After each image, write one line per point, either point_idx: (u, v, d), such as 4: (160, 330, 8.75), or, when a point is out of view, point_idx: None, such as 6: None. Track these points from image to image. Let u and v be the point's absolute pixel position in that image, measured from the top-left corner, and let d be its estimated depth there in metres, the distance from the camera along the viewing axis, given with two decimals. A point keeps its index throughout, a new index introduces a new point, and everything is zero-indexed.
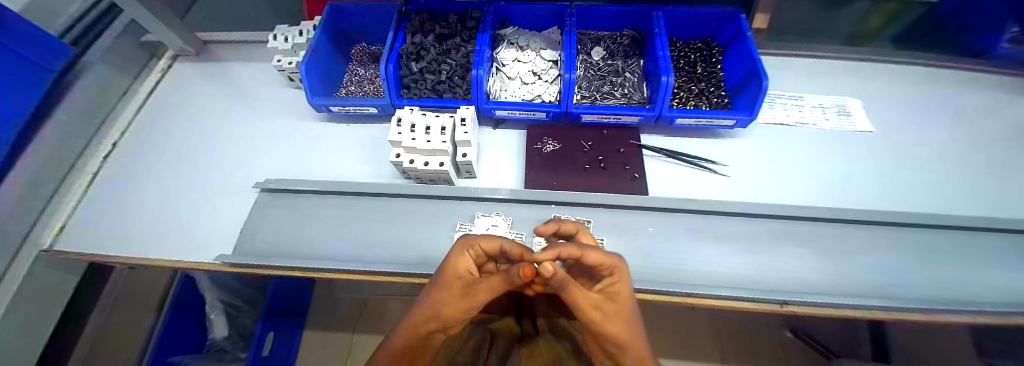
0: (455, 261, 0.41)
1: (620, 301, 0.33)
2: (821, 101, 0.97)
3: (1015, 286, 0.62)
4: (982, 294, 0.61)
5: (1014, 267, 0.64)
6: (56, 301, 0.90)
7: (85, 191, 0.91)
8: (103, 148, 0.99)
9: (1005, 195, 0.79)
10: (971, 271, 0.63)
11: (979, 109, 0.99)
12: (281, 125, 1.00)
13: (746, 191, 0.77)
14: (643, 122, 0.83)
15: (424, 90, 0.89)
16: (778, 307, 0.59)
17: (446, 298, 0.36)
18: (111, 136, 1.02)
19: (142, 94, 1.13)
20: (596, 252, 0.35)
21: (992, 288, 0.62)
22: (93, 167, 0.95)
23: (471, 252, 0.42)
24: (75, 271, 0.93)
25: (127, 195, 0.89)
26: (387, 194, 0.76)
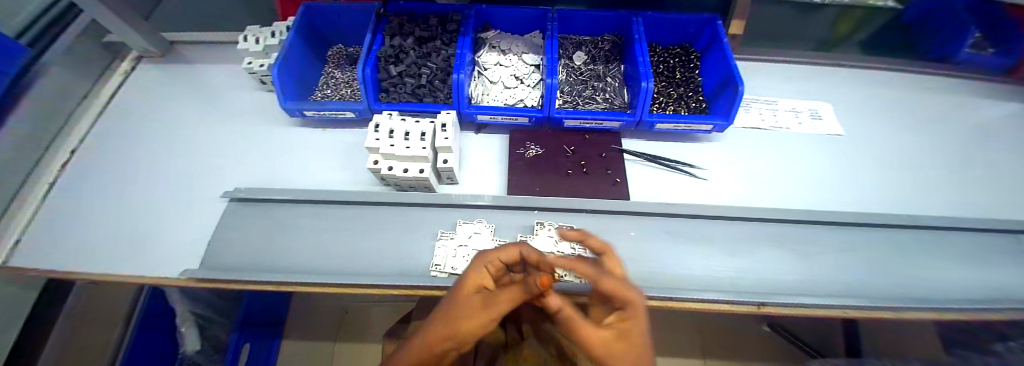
0: (473, 276, 0.42)
1: (630, 339, 0.35)
2: (795, 104, 1.00)
3: (971, 281, 0.65)
4: (944, 290, 0.64)
5: (970, 263, 0.67)
6: (8, 320, 0.83)
7: (42, 201, 0.83)
8: (62, 154, 0.92)
9: (962, 194, 0.84)
10: (932, 268, 0.67)
11: (938, 112, 1.05)
12: (255, 131, 0.96)
13: (724, 194, 0.79)
14: (624, 126, 0.84)
15: (403, 94, 0.86)
16: (756, 309, 0.61)
17: (468, 313, 0.38)
18: (70, 143, 0.94)
19: (103, 97, 1.05)
20: (612, 280, 0.37)
21: (954, 285, 0.65)
22: (51, 176, 0.87)
23: (489, 266, 0.44)
24: (28, 287, 0.86)
25: (86, 207, 0.82)
26: (365, 203, 0.74)
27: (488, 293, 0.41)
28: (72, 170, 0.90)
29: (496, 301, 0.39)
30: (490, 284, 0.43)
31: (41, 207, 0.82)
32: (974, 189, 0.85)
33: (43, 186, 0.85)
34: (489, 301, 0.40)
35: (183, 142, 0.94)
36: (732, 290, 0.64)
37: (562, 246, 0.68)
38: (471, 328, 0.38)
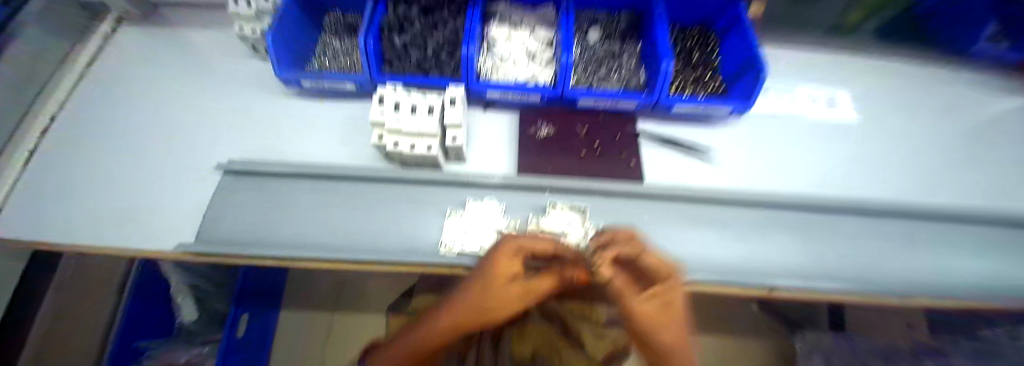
0: (500, 266, 0.43)
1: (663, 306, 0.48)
2: (812, 91, 0.99)
3: (972, 271, 0.66)
4: (946, 279, 0.65)
5: (975, 253, 0.68)
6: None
7: (22, 169, 0.78)
8: (42, 119, 0.86)
9: (969, 186, 0.84)
10: (937, 257, 0.67)
11: (949, 104, 1.04)
12: (249, 102, 0.90)
13: (738, 179, 0.77)
14: (640, 108, 0.81)
15: (408, 67, 0.82)
16: (767, 293, 0.60)
17: (501, 294, 0.45)
18: (48, 108, 0.87)
19: (82, 60, 0.98)
20: (655, 257, 0.46)
21: (957, 276, 0.66)
22: (32, 142, 0.82)
23: (519, 253, 0.46)
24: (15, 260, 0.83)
25: (66, 176, 0.77)
26: (369, 178, 0.70)
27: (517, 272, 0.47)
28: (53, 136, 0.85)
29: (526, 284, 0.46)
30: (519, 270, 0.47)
31: (22, 174, 0.77)
32: (980, 181, 0.86)
33: (24, 152, 0.80)
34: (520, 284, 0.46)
35: (171, 112, 0.89)
36: (745, 275, 0.63)
37: (574, 226, 0.66)
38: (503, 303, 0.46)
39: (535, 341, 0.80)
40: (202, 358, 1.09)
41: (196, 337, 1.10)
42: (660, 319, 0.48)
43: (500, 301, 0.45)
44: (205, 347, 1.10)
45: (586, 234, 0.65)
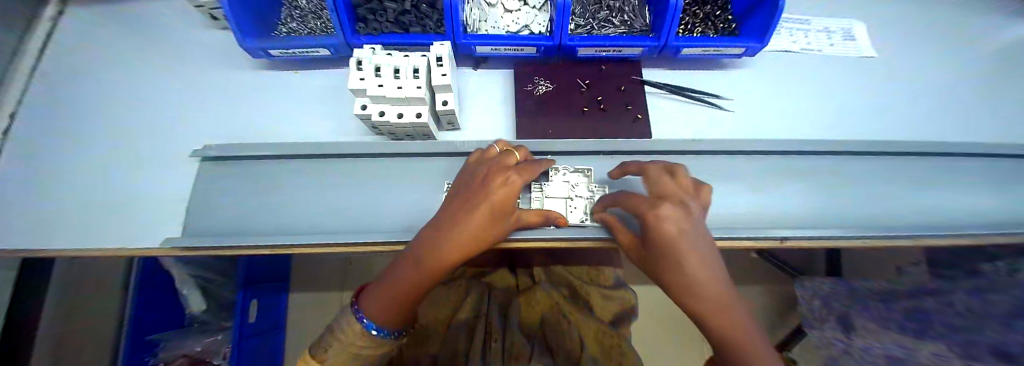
0: (478, 192, 0.48)
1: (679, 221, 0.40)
2: (827, 24, 0.90)
3: (975, 203, 0.67)
4: (951, 214, 0.66)
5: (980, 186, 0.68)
6: None
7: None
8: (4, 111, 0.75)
9: (985, 117, 0.81)
10: (945, 192, 0.67)
11: (973, 29, 0.97)
12: (217, 78, 0.81)
13: (750, 128, 0.74)
14: (645, 54, 0.74)
15: (384, 23, 0.72)
16: (779, 242, 0.61)
17: (457, 222, 0.46)
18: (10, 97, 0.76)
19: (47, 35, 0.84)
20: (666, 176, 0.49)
21: (965, 213, 0.66)
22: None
23: (490, 184, 0.48)
24: None
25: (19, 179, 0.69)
26: (360, 154, 0.65)
27: (523, 182, 0.50)
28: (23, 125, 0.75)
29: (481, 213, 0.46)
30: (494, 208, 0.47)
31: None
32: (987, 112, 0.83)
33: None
34: (488, 218, 0.47)
35: (135, 96, 0.79)
36: (749, 225, 0.63)
37: (578, 190, 0.65)
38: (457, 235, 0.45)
39: (543, 306, 0.81)
40: (219, 345, 1.07)
41: (211, 324, 1.08)
42: (686, 234, 0.38)
43: (499, 193, 0.47)
44: (219, 334, 1.08)
45: (592, 196, 0.64)
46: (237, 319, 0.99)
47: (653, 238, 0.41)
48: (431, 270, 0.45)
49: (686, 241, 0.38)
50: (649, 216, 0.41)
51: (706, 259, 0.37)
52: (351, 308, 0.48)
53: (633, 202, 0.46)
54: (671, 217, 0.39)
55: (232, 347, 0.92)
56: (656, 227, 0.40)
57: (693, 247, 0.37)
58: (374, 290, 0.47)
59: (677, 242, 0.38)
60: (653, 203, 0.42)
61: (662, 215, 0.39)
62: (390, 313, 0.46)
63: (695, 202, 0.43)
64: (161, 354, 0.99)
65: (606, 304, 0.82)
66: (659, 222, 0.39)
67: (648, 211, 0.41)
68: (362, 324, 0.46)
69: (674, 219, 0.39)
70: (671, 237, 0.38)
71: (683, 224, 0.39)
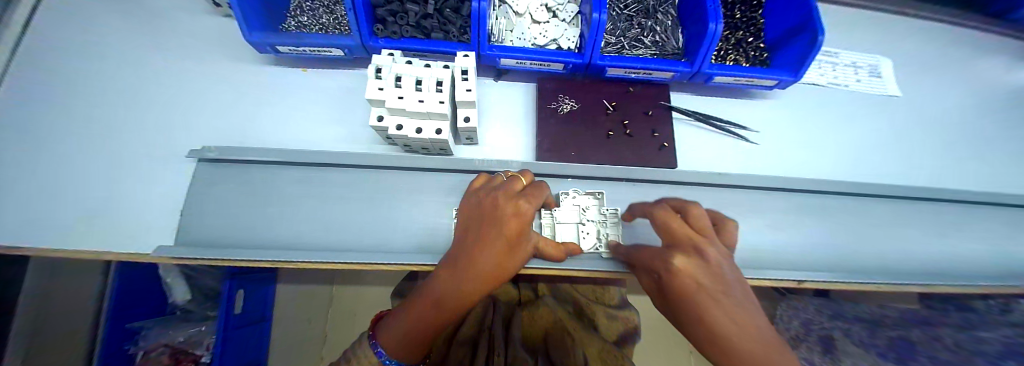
0: (485, 226, 0.47)
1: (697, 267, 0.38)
2: (855, 58, 0.92)
3: (962, 252, 0.72)
4: (937, 261, 0.71)
5: (967, 237, 0.73)
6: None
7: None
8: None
9: (982, 168, 0.85)
10: (937, 240, 0.72)
11: (987, 76, 0.99)
12: (219, 70, 0.76)
13: (771, 162, 0.74)
14: (675, 78, 0.71)
15: (404, 26, 0.68)
16: (797, 284, 0.61)
17: (469, 258, 0.46)
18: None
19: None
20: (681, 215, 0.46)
21: (950, 261, 0.71)
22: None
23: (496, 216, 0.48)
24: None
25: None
26: (373, 166, 0.62)
27: (534, 210, 0.48)
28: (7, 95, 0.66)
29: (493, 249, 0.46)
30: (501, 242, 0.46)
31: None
32: (978, 162, 0.86)
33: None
34: (499, 256, 0.47)
35: (127, 81, 0.73)
36: (755, 264, 0.63)
37: (589, 213, 0.63)
38: (470, 271, 0.46)
39: (545, 321, 0.77)
40: (203, 336, 1.01)
41: (195, 314, 1.03)
42: (707, 288, 0.36)
43: (512, 226, 0.46)
44: (204, 324, 1.03)
45: (603, 219, 0.62)
46: (220, 310, 0.87)
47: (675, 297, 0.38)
48: (451, 305, 0.46)
49: (708, 302, 0.35)
50: (666, 271, 0.40)
51: (737, 318, 0.34)
52: (368, 340, 0.51)
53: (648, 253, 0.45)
54: (685, 270, 0.38)
55: (218, 338, 0.86)
56: (673, 285, 0.38)
57: (722, 308, 0.35)
58: (394, 325, 0.48)
59: (698, 302, 0.36)
60: (667, 256, 0.41)
61: (676, 271, 0.38)
62: (412, 347, 0.48)
63: (715, 246, 0.42)
64: (142, 342, 0.91)
65: (609, 324, 0.80)
66: (674, 281, 0.38)
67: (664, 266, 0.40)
68: (380, 359, 0.48)
69: (689, 275, 0.37)
70: (694, 298, 0.36)
71: (703, 280, 0.37)
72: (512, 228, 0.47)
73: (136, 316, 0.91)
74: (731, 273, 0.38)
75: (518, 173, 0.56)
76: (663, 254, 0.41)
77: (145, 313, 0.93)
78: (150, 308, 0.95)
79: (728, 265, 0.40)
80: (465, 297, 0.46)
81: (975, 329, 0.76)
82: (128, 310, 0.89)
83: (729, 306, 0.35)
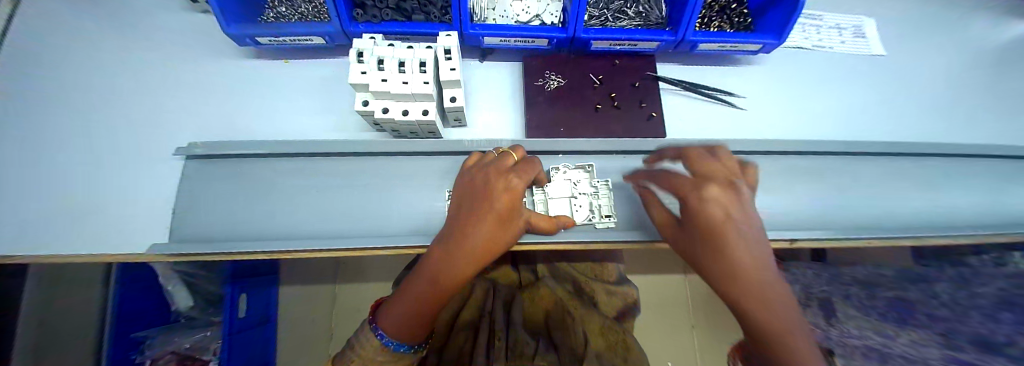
0: (482, 201, 0.48)
1: (728, 198, 0.42)
2: (839, 20, 0.92)
3: (949, 205, 0.74)
4: (925, 215, 0.72)
5: (954, 189, 0.75)
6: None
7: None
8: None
9: (969, 122, 0.86)
10: (924, 194, 0.73)
11: (971, 33, 0.99)
12: (202, 67, 0.74)
13: (759, 127, 0.75)
14: (661, 48, 0.71)
15: (384, 10, 0.67)
16: (788, 243, 0.62)
17: (469, 233, 0.47)
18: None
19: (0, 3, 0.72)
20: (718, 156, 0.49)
21: (938, 214, 0.73)
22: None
23: (494, 188, 0.48)
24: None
25: None
26: (362, 153, 0.62)
27: (524, 185, 0.50)
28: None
29: (495, 222, 0.47)
30: (499, 215, 0.47)
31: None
32: (962, 117, 0.87)
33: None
34: (498, 227, 0.48)
35: (109, 84, 0.72)
36: None
37: (581, 186, 0.64)
38: (472, 244, 0.46)
39: (547, 301, 0.77)
40: (208, 341, 1.03)
41: (200, 320, 1.04)
42: (732, 219, 0.40)
43: (503, 202, 0.47)
44: (209, 330, 1.04)
45: (595, 191, 0.63)
46: (224, 315, 0.89)
47: (699, 222, 0.42)
48: (453, 280, 0.47)
49: (732, 229, 0.39)
50: (695, 199, 0.43)
51: (751, 251, 0.38)
52: (369, 325, 0.52)
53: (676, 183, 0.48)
54: (717, 200, 0.41)
55: (224, 343, 0.86)
56: (700, 210, 0.42)
57: (744, 235, 0.39)
58: (396, 307, 0.49)
59: (724, 229, 0.39)
60: (700, 185, 0.44)
61: (706, 199, 0.42)
62: (412, 328, 0.49)
63: (744, 184, 0.46)
64: (148, 352, 0.92)
65: (608, 301, 0.82)
66: (703, 207, 0.42)
67: (695, 195, 0.44)
68: (383, 341, 0.49)
69: (720, 203, 0.41)
70: (719, 225, 0.40)
71: (731, 210, 0.41)
72: (507, 202, 0.48)
73: (139, 325, 0.91)
74: (754, 207, 0.43)
75: (509, 149, 0.56)
76: (697, 184, 0.45)
77: (148, 321, 0.93)
78: (154, 315, 0.94)
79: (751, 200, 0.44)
80: (466, 271, 0.47)
81: None
82: (129, 319, 0.88)
83: (749, 234, 0.39)
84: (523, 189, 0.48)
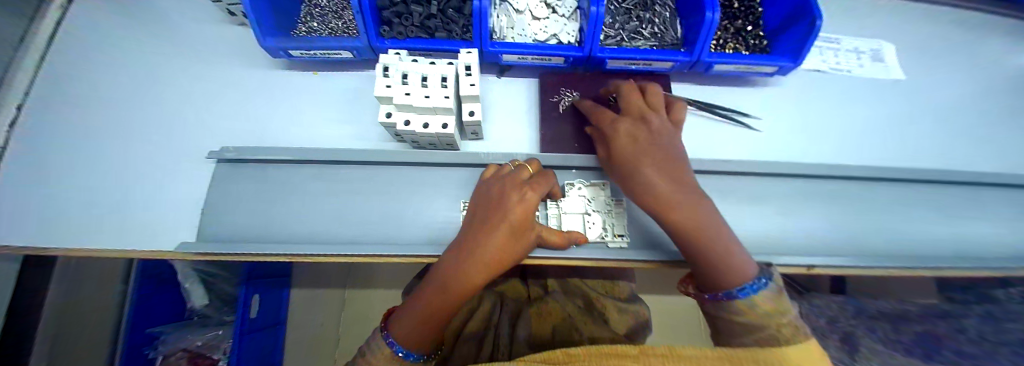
0: (498, 212, 0.48)
1: (633, 129, 0.52)
2: (857, 44, 0.91)
3: (975, 234, 0.71)
4: (950, 244, 0.70)
5: (981, 219, 0.72)
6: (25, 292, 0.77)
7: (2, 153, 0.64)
8: (18, 84, 0.70)
9: (994, 149, 0.84)
10: (950, 222, 0.71)
11: (994, 57, 0.97)
12: (237, 76, 0.79)
13: (774, 149, 0.75)
14: (675, 68, 0.73)
15: (410, 27, 0.71)
16: (805, 269, 0.61)
17: (482, 244, 0.47)
18: (25, 67, 0.71)
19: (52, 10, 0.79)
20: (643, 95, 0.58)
21: (963, 243, 0.71)
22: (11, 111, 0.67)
23: (509, 198, 0.49)
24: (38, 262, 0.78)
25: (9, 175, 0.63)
26: (382, 162, 0.64)
27: (540, 199, 0.50)
28: (39, 103, 0.70)
29: (508, 232, 0.48)
30: (514, 226, 0.48)
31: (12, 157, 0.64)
32: (986, 144, 0.85)
33: (4, 125, 0.66)
34: (511, 237, 0.48)
35: (148, 89, 0.77)
36: (763, 249, 0.63)
37: (594, 204, 0.64)
38: (485, 255, 0.47)
39: (553, 317, 0.76)
40: (220, 340, 1.03)
41: (213, 319, 1.06)
42: (637, 142, 0.51)
43: (517, 212, 0.47)
44: (221, 329, 1.05)
45: (608, 209, 0.64)
46: (237, 314, 0.87)
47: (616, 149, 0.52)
48: (464, 289, 0.47)
49: (637, 150, 0.49)
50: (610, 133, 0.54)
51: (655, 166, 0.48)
52: (380, 332, 0.52)
53: (603, 120, 0.58)
54: (622, 131, 0.52)
55: (234, 342, 0.86)
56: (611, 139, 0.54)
57: (650, 153, 0.49)
58: (408, 315, 0.50)
59: (631, 151, 0.50)
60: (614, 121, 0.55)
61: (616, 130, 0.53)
62: (423, 336, 0.49)
63: (658, 114, 0.54)
64: (161, 347, 0.94)
65: (622, 319, 0.79)
66: (613, 137, 0.53)
67: (609, 130, 0.55)
68: (394, 350, 0.49)
69: (624, 132, 0.52)
70: (627, 150, 0.50)
71: (638, 135, 0.51)
72: (521, 214, 0.48)
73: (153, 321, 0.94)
74: (665, 132, 0.51)
75: (525, 162, 0.57)
76: (613, 121, 0.55)
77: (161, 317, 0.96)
78: (166, 312, 0.98)
79: (668, 129, 0.52)
80: (478, 280, 0.47)
81: (996, 316, 0.75)
82: (146, 315, 0.92)
83: (655, 151, 0.49)
84: (538, 203, 0.48)
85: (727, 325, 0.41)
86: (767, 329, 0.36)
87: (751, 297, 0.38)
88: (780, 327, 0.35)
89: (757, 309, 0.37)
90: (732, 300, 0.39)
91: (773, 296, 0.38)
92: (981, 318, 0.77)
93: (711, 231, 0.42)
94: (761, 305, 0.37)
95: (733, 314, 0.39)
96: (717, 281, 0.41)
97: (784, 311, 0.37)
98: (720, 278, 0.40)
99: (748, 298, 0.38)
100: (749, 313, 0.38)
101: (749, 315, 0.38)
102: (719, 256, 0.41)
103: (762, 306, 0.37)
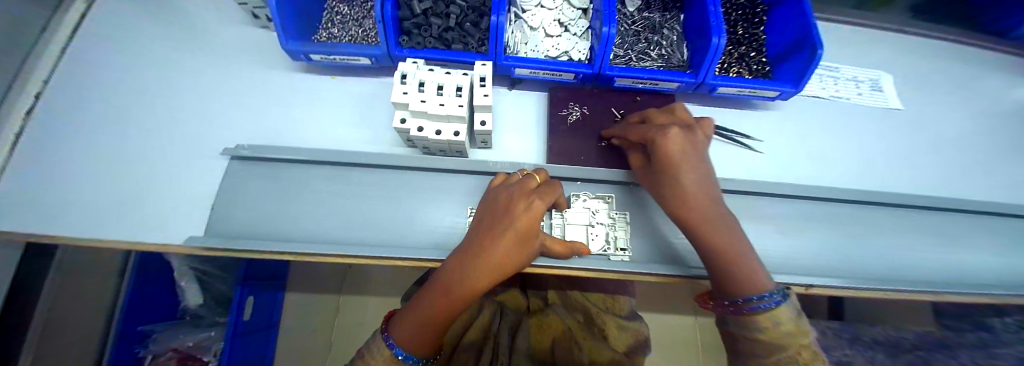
0: (504, 220, 0.49)
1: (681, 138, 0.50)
2: (856, 73, 0.95)
3: (973, 263, 0.72)
4: (947, 272, 0.71)
5: (977, 248, 0.74)
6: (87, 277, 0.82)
7: (13, 141, 0.64)
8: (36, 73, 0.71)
9: (990, 180, 0.86)
10: (947, 251, 0.72)
11: (990, 92, 1.01)
12: (255, 76, 0.81)
13: (775, 171, 0.76)
14: (681, 89, 0.75)
15: (428, 39, 0.74)
16: (805, 290, 0.62)
17: (488, 250, 0.48)
18: (46, 56, 0.73)
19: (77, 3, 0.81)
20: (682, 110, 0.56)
21: (961, 272, 0.71)
22: (28, 100, 0.68)
23: (515, 207, 0.50)
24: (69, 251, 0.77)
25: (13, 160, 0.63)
26: (392, 166, 0.65)
27: (545, 208, 0.51)
28: (58, 94, 0.71)
29: (514, 239, 0.48)
30: (519, 234, 0.48)
31: (21, 148, 0.64)
32: (980, 173, 0.87)
33: (20, 112, 0.66)
34: (515, 244, 0.49)
35: (164, 85, 0.79)
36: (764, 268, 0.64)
37: (598, 216, 0.65)
38: (491, 262, 0.47)
39: (553, 330, 0.75)
40: (212, 342, 1.01)
41: (205, 320, 1.05)
42: (683, 154, 0.49)
43: (522, 220, 0.48)
44: (213, 330, 1.03)
45: (612, 223, 0.65)
46: (231, 316, 0.86)
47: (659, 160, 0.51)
48: (468, 293, 0.48)
49: (683, 163, 0.48)
50: (655, 142, 0.50)
51: (695, 181, 0.48)
52: (380, 334, 0.52)
53: (641, 129, 0.56)
54: (673, 139, 0.49)
55: (226, 346, 0.84)
56: (660, 148, 0.50)
57: (689, 169, 0.48)
58: (409, 318, 0.50)
59: (677, 164, 0.48)
60: (662, 128, 0.51)
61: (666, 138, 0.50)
62: (422, 340, 0.49)
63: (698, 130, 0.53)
64: (153, 345, 0.93)
65: (622, 336, 0.78)
66: (663, 145, 0.50)
67: (655, 138, 0.51)
68: (394, 351, 0.49)
69: (675, 141, 0.49)
70: (673, 161, 0.49)
71: (682, 149, 0.49)
72: (526, 223, 0.49)
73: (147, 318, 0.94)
74: (703, 148, 0.51)
75: (532, 171, 0.59)
76: (659, 128, 0.51)
77: (155, 315, 0.95)
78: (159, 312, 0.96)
79: (704, 145, 0.52)
80: (482, 285, 0.48)
81: (990, 346, 0.76)
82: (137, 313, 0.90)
83: (692, 167, 0.49)
84: (542, 212, 0.49)
85: (749, 342, 0.43)
86: (786, 349, 0.39)
87: (773, 314, 0.40)
88: (801, 349, 0.39)
89: (780, 327, 0.40)
90: (757, 316, 0.41)
91: (794, 316, 0.41)
92: (975, 347, 0.77)
93: (743, 250, 0.44)
94: (784, 325, 0.40)
95: (755, 330, 0.42)
96: (741, 296, 0.43)
97: (798, 331, 0.40)
98: (745, 293, 0.42)
99: (771, 316, 0.40)
100: (771, 330, 0.40)
101: (771, 332, 0.41)
102: (752, 272, 0.43)
103: (784, 327, 0.40)
